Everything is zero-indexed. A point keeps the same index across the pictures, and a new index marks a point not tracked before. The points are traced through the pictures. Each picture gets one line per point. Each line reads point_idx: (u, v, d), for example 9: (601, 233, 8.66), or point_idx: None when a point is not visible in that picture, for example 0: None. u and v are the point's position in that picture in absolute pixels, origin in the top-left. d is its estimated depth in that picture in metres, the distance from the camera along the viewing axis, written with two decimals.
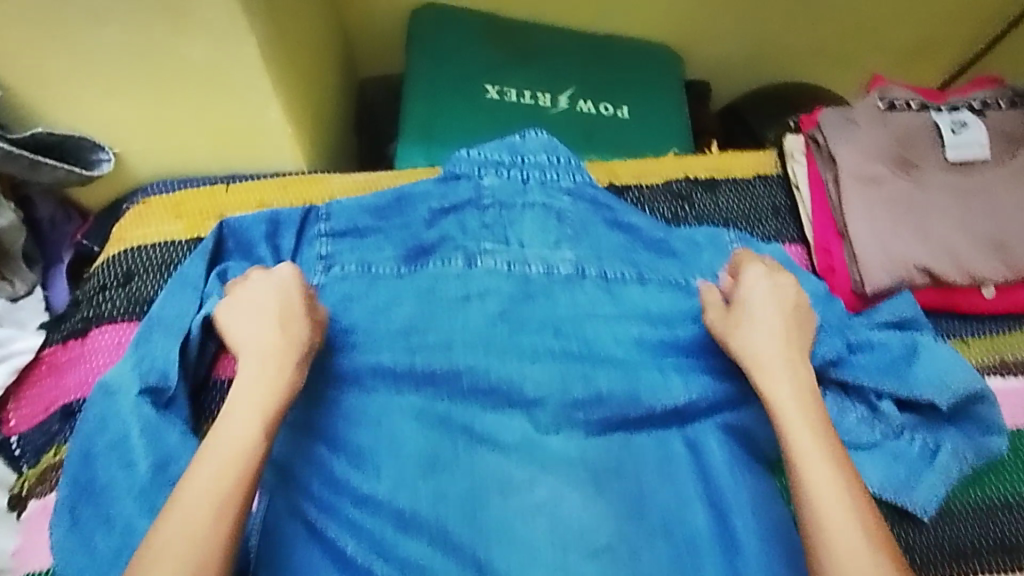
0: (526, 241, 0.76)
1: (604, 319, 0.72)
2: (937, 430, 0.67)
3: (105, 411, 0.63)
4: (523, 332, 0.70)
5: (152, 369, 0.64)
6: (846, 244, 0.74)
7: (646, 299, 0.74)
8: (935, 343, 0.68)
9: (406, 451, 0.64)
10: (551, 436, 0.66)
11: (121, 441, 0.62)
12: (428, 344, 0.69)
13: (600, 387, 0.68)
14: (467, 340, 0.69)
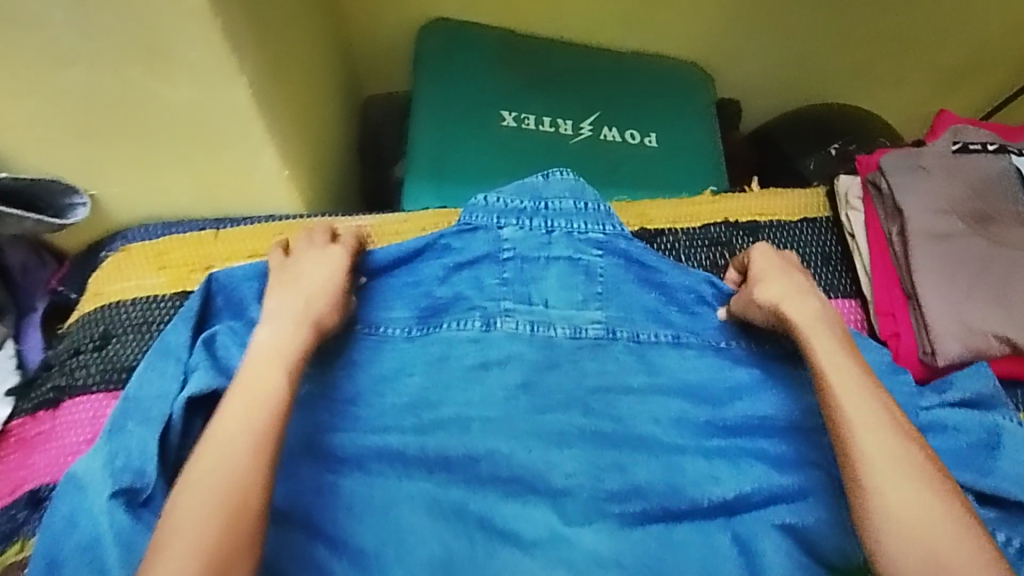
0: (549, 300, 0.67)
1: (638, 393, 0.64)
2: None
3: (71, 510, 0.56)
4: (548, 408, 0.63)
5: (127, 460, 0.57)
6: (915, 309, 0.66)
7: (684, 368, 0.66)
8: (1017, 429, 0.60)
9: (415, 553, 0.55)
10: (583, 532, 0.58)
11: (92, 545, 0.54)
12: (440, 423, 0.61)
13: (637, 479, 0.60)
14: (486, 417, 0.62)
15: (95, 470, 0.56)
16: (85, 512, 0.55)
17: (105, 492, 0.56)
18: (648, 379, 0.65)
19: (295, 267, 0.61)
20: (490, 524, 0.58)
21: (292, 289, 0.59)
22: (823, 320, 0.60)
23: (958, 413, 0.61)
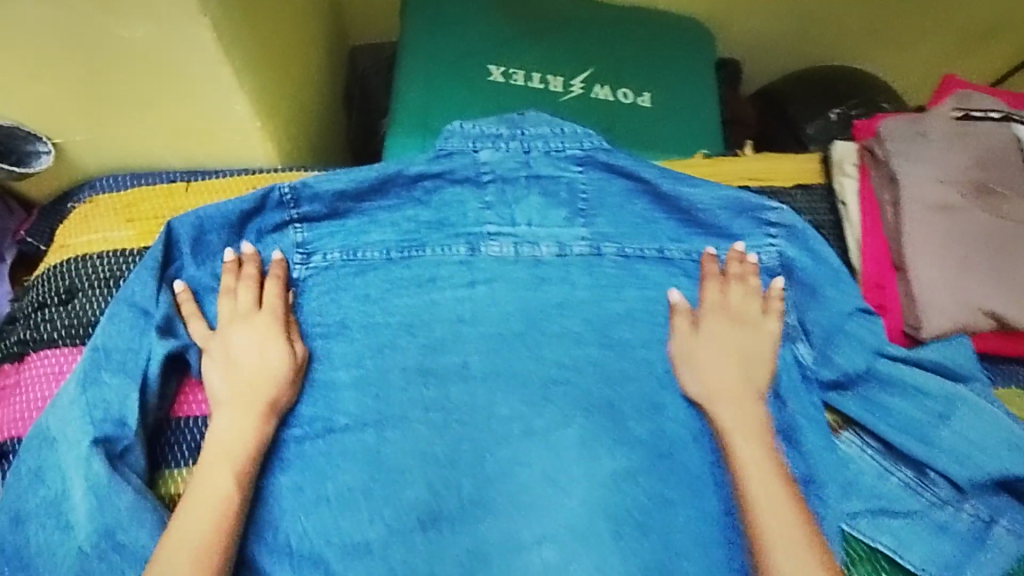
0: (532, 219, 0.70)
1: (625, 305, 0.68)
2: (992, 502, 0.59)
3: (41, 464, 0.55)
4: (540, 326, 0.67)
5: (106, 414, 0.56)
6: (905, 280, 0.64)
7: (660, 277, 0.70)
8: (982, 404, 0.60)
9: (414, 453, 0.63)
10: (567, 475, 0.63)
11: (57, 500, 0.54)
12: (436, 342, 0.66)
13: (626, 428, 0.64)
14: (483, 334, 0.67)
15: (67, 424, 0.55)
16: (56, 465, 0.55)
17: (76, 446, 0.55)
18: (624, 293, 0.69)
19: (249, 360, 0.61)
20: (480, 464, 0.63)
21: (237, 379, 0.60)
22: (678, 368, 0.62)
23: (925, 377, 0.61)
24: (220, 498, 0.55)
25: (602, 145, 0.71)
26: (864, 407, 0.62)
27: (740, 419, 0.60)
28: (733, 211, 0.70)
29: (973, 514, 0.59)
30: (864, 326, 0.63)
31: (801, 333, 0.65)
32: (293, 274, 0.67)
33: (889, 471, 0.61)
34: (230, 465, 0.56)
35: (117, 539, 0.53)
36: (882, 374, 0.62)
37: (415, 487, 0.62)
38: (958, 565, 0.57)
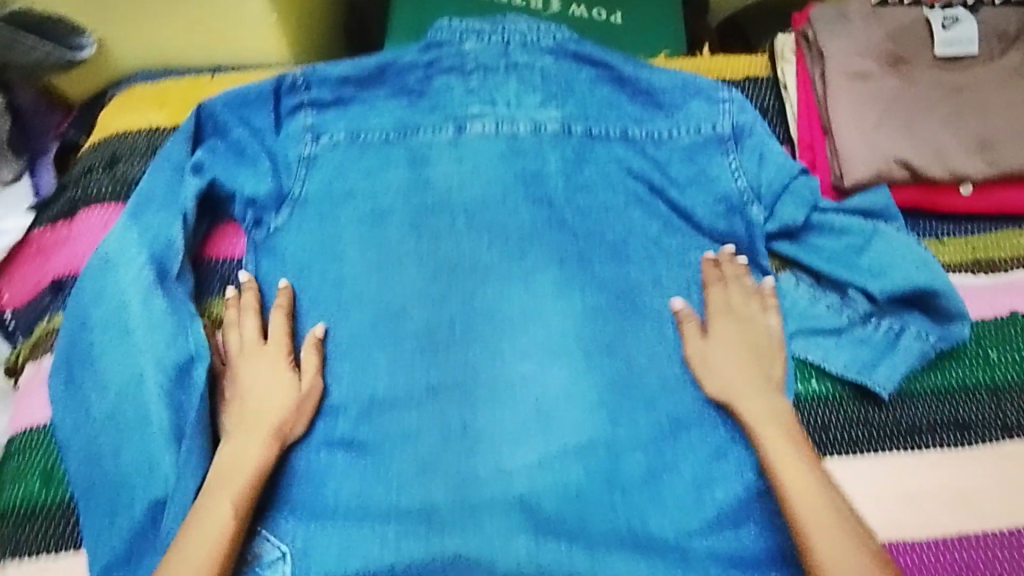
0: (512, 101, 0.79)
1: (596, 173, 0.77)
2: (902, 315, 0.69)
3: (99, 283, 0.66)
4: (519, 194, 0.76)
5: (154, 242, 0.67)
6: (830, 140, 0.74)
7: (627, 153, 0.78)
8: (895, 233, 0.69)
9: (405, 291, 0.71)
10: (543, 311, 0.70)
11: (115, 312, 0.64)
12: (430, 206, 0.75)
13: (595, 273, 0.72)
14: (471, 199, 0.75)
15: (121, 250, 0.66)
16: (112, 284, 0.65)
17: (130, 268, 0.65)
18: (591, 165, 0.78)
19: (250, 373, 0.65)
20: (470, 299, 0.71)
21: (241, 409, 0.63)
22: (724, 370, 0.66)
23: (848, 218, 0.70)
24: (223, 518, 0.57)
25: (571, 38, 0.80)
26: (797, 249, 0.71)
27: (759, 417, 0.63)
28: (689, 94, 0.79)
29: (887, 326, 0.69)
30: (803, 180, 0.72)
31: (753, 196, 0.73)
32: (302, 150, 0.76)
33: (816, 298, 0.70)
34: (236, 492, 0.58)
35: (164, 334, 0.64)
36: (815, 221, 0.70)
37: (414, 318, 0.70)
38: (872, 367, 0.68)
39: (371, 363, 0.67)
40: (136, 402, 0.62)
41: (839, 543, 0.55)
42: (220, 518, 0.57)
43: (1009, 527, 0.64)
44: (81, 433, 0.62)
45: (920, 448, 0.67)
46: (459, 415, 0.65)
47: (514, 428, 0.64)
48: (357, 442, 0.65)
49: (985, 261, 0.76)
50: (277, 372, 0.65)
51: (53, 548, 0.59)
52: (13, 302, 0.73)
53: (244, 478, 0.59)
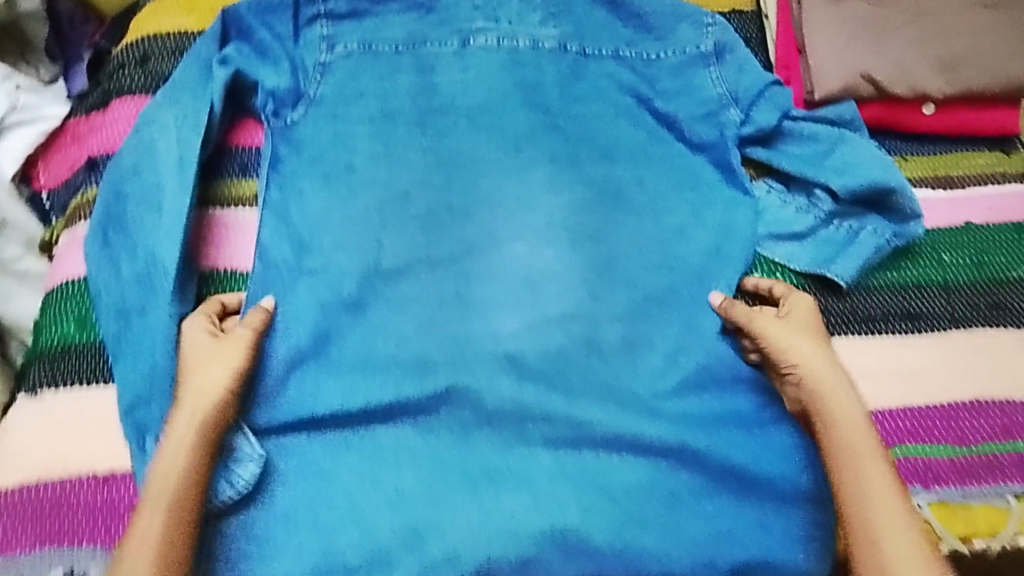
0: (513, 19, 0.84)
1: (590, 86, 0.83)
2: (861, 217, 0.75)
3: (137, 159, 0.73)
4: (516, 103, 0.82)
5: (183, 125, 0.74)
6: (804, 59, 0.81)
7: (618, 70, 0.84)
8: (859, 140, 0.75)
9: (407, 178, 0.78)
10: (536, 204, 0.77)
11: (150, 187, 0.71)
12: (436, 109, 0.81)
13: (585, 172, 0.79)
14: (472, 106, 0.82)
15: (161, 132, 0.73)
16: (151, 160, 0.72)
17: (168, 147, 0.73)
18: (586, 80, 0.84)
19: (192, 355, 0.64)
20: (470, 188, 0.78)
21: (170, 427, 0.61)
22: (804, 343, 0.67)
23: (817, 126, 0.76)
24: (153, 536, 0.55)
25: None
26: (769, 155, 0.78)
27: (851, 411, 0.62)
28: (678, 19, 0.84)
29: (847, 225, 0.75)
30: (779, 93, 0.78)
31: (731, 101, 0.79)
32: (318, 58, 0.81)
33: (785, 201, 0.77)
34: (167, 492, 0.57)
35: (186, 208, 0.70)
36: (785, 128, 0.77)
37: (417, 205, 0.77)
38: (832, 261, 0.74)
39: (376, 241, 0.75)
40: (166, 263, 0.68)
41: (903, 541, 0.56)
42: (148, 540, 0.54)
43: (947, 399, 0.70)
44: (111, 288, 0.68)
45: (874, 334, 0.73)
46: (453, 285, 0.73)
47: (504, 296, 0.73)
48: (359, 302, 0.72)
49: (944, 177, 0.82)
50: (213, 350, 0.64)
51: (89, 386, 0.66)
52: (51, 181, 0.81)
53: (176, 471, 0.58)
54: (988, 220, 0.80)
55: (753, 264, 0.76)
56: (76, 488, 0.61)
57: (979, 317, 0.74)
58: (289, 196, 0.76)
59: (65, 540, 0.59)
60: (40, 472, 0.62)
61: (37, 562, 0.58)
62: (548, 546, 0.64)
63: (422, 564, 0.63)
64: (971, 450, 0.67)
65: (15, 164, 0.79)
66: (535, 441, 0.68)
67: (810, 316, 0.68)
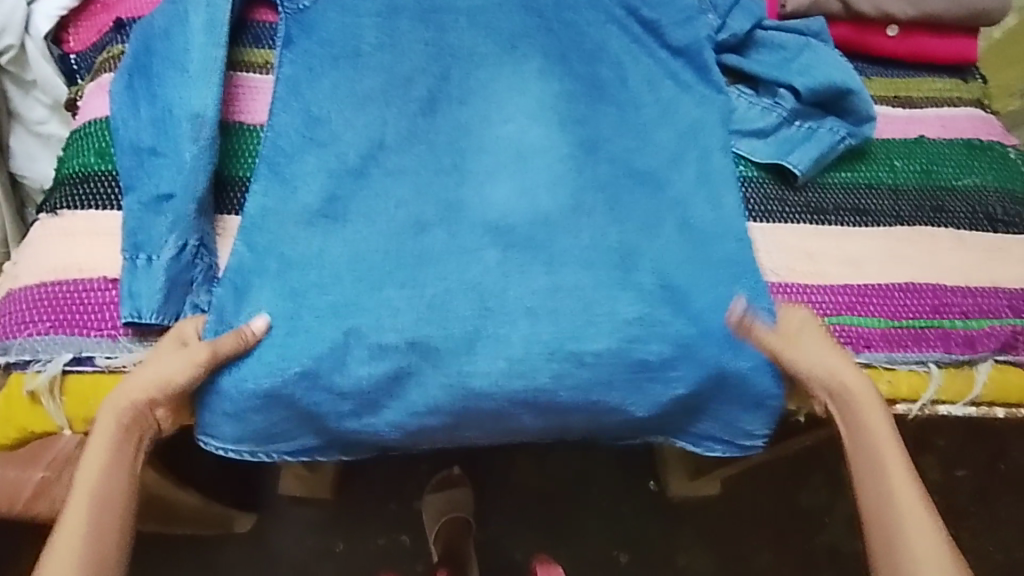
0: None
1: None
2: (819, 118, 0.82)
3: (170, 21, 0.77)
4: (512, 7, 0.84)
5: None
6: None
7: None
8: (822, 48, 0.82)
9: (407, 63, 0.82)
10: (530, 92, 0.82)
11: (175, 45, 0.76)
12: (437, 7, 0.84)
13: (573, 71, 0.83)
14: (471, 5, 0.84)
15: None
16: (181, 26, 0.77)
17: (195, 7, 0.77)
18: None
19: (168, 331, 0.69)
20: (464, 79, 0.82)
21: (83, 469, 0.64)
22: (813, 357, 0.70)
23: (785, 36, 0.83)
24: None
25: None
26: (742, 60, 0.84)
27: (858, 379, 0.69)
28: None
29: (807, 125, 0.81)
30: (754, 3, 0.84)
31: (710, 7, 0.84)
32: None
33: (753, 103, 0.82)
34: (89, 486, 0.62)
35: (213, 52, 0.76)
36: (758, 37, 0.84)
37: (417, 89, 0.81)
38: (789, 152, 0.80)
39: (379, 118, 0.79)
40: (185, 105, 0.74)
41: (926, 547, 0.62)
42: None
43: (885, 283, 0.76)
44: (132, 126, 0.74)
45: (823, 225, 0.79)
46: (452, 174, 0.78)
47: (499, 169, 0.79)
48: (360, 171, 0.77)
49: (904, 98, 0.87)
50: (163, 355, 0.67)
51: (106, 209, 0.73)
52: (79, 45, 0.87)
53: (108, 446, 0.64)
54: (940, 136, 0.85)
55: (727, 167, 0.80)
56: (87, 289, 0.69)
57: (922, 217, 0.80)
58: (301, 72, 0.80)
59: (77, 330, 0.68)
60: (55, 273, 0.69)
61: (52, 345, 0.67)
62: (520, 404, 0.73)
63: (407, 409, 0.72)
64: (902, 324, 0.74)
65: (49, 24, 0.85)
66: (511, 305, 0.73)
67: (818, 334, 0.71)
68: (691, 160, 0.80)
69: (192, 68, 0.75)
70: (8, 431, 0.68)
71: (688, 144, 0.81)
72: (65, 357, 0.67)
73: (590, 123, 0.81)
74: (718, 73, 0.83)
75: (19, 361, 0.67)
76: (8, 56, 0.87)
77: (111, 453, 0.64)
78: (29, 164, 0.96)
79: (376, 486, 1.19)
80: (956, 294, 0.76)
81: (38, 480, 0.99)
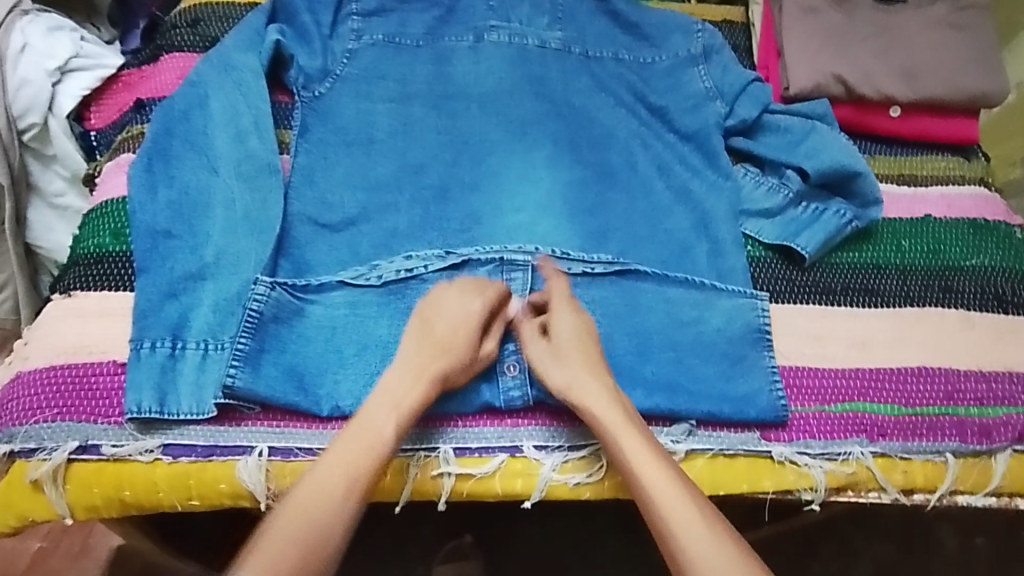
0: (525, 20, 0.89)
1: (595, 77, 0.89)
2: (826, 200, 0.83)
3: (191, 105, 0.80)
4: (522, 94, 0.86)
5: (232, 75, 0.82)
6: (780, 60, 0.91)
7: (620, 71, 0.89)
8: (828, 131, 0.83)
9: (420, 146, 0.84)
10: (543, 175, 0.82)
11: (197, 132, 0.79)
12: (449, 95, 0.86)
13: (583, 154, 0.84)
14: (481, 92, 0.86)
15: (211, 81, 0.81)
16: (202, 112, 0.80)
17: (220, 95, 0.80)
18: (588, 76, 0.89)
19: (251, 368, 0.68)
20: (478, 163, 0.83)
21: (386, 395, 0.64)
22: (574, 368, 0.67)
23: (791, 119, 0.85)
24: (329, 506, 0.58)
25: None
26: (749, 143, 0.85)
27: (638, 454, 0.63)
28: (672, 29, 0.91)
29: (813, 206, 0.82)
30: (759, 88, 0.87)
31: (717, 95, 0.87)
32: (345, 46, 0.87)
33: (759, 181, 0.84)
34: (378, 412, 0.63)
35: (245, 143, 0.79)
36: (765, 120, 0.86)
37: (430, 176, 0.82)
38: (797, 234, 0.81)
39: (392, 204, 0.81)
40: (206, 190, 0.77)
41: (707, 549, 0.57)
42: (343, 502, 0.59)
43: (896, 366, 0.76)
44: (148, 210, 0.75)
45: (832, 306, 0.79)
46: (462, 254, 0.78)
47: (507, 237, 0.78)
48: (385, 307, 0.73)
49: (908, 177, 0.88)
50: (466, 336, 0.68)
51: (118, 290, 0.74)
52: (100, 122, 0.90)
53: (370, 454, 0.61)
54: (947, 216, 0.85)
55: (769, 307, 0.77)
56: (96, 374, 0.69)
57: (931, 298, 0.80)
58: (316, 162, 0.82)
59: (83, 416, 0.67)
60: (64, 357, 0.70)
61: (58, 432, 0.66)
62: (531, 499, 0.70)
63: (425, 473, 0.69)
64: (915, 411, 0.74)
65: (72, 103, 0.88)
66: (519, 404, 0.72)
67: (576, 341, 0.68)
68: (701, 244, 0.81)
69: (212, 153, 0.78)
70: (5, 519, 0.66)
71: (700, 229, 0.82)
72: (70, 445, 0.66)
73: (601, 209, 0.82)
74: (727, 158, 0.85)
75: (23, 448, 0.66)
76: (31, 133, 0.90)
77: (400, 397, 0.64)
78: (45, 235, 0.97)
79: (374, 556, 1.14)
80: (969, 380, 0.76)
81: (39, 548, 1.00)
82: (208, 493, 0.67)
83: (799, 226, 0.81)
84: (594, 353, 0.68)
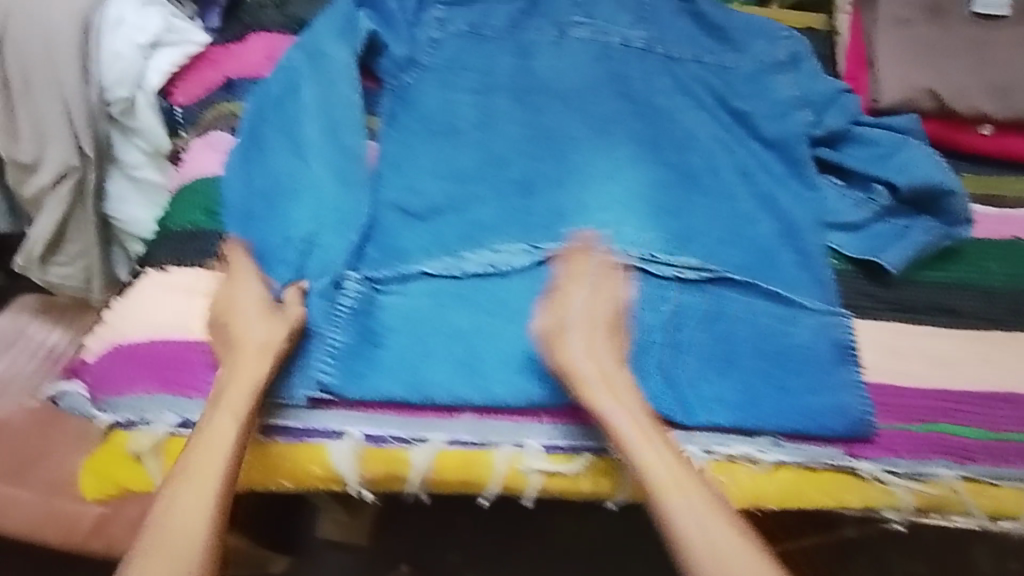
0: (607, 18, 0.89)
1: (675, 78, 0.88)
2: (911, 217, 0.82)
3: (285, 89, 0.81)
4: (602, 91, 0.86)
5: (321, 59, 0.81)
6: (869, 72, 0.90)
7: (703, 73, 0.88)
8: (920, 148, 0.83)
9: (503, 137, 0.83)
10: (626, 172, 0.81)
11: (287, 117, 0.80)
12: (533, 89, 0.86)
13: (667, 155, 0.83)
14: (563, 87, 0.86)
15: (300, 65, 0.82)
16: (295, 97, 0.81)
17: (309, 78, 0.81)
18: (672, 77, 0.88)
19: (234, 351, 0.67)
20: (561, 159, 0.82)
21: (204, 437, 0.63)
22: (589, 342, 0.69)
23: (880, 132, 0.85)
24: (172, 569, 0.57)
25: None
26: (835, 155, 0.85)
27: (706, 505, 0.61)
28: (757, 35, 0.90)
29: (899, 223, 0.82)
30: (850, 101, 0.87)
31: (805, 103, 0.87)
32: (430, 35, 0.87)
33: (845, 194, 0.83)
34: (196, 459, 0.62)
35: (333, 127, 0.79)
36: (855, 133, 0.85)
37: (513, 171, 0.82)
38: (885, 249, 0.80)
39: (476, 195, 0.80)
40: (296, 175, 0.77)
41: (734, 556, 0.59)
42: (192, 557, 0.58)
43: (982, 390, 0.75)
44: (239, 190, 0.77)
45: (917, 324, 0.78)
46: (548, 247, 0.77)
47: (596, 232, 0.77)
48: (472, 300, 0.74)
49: (995, 197, 0.87)
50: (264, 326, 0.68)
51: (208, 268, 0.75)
52: (184, 98, 0.91)
53: (202, 512, 0.60)
54: None
55: (852, 324, 0.78)
56: (186, 349, 0.70)
57: (1018, 322, 0.79)
58: (401, 149, 0.82)
59: (175, 391, 0.69)
60: (158, 331, 0.71)
61: (154, 405, 0.68)
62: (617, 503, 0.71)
63: (512, 467, 0.69)
64: (999, 436, 0.73)
65: (160, 77, 0.89)
66: None
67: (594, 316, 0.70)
68: (784, 254, 0.80)
69: (301, 139, 0.79)
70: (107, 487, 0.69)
71: (783, 238, 0.81)
72: (166, 419, 0.68)
73: (684, 210, 0.80)
74: (813, 168, 0.84)
75: (123, 420, 0.68)
76: (118, 108, 0.88)
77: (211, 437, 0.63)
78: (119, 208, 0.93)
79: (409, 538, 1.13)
80: None
81: None
82: (300, 473, 0.69)
83: (889, 241, 0.81)
84: (599, 337, 0.70)
